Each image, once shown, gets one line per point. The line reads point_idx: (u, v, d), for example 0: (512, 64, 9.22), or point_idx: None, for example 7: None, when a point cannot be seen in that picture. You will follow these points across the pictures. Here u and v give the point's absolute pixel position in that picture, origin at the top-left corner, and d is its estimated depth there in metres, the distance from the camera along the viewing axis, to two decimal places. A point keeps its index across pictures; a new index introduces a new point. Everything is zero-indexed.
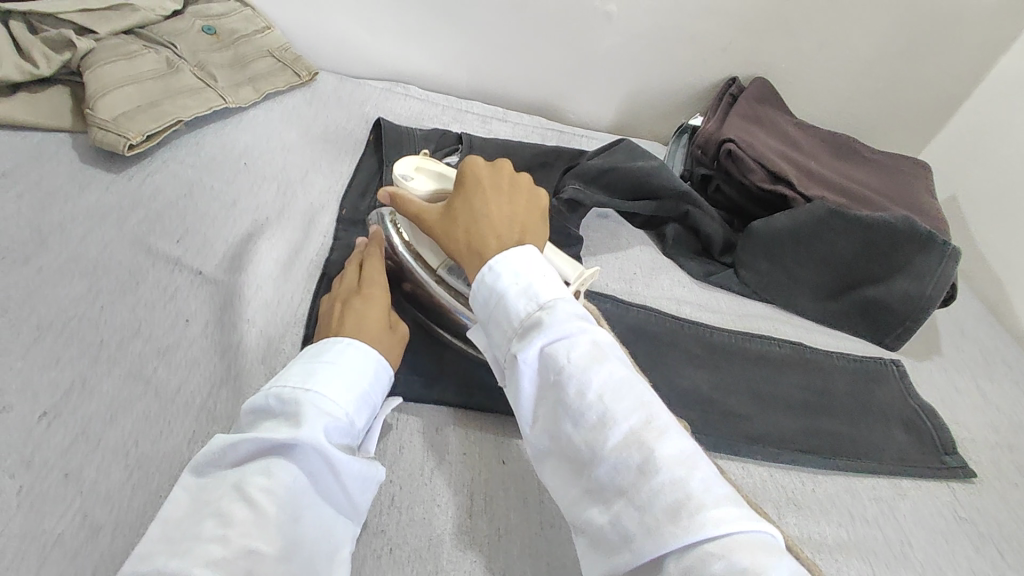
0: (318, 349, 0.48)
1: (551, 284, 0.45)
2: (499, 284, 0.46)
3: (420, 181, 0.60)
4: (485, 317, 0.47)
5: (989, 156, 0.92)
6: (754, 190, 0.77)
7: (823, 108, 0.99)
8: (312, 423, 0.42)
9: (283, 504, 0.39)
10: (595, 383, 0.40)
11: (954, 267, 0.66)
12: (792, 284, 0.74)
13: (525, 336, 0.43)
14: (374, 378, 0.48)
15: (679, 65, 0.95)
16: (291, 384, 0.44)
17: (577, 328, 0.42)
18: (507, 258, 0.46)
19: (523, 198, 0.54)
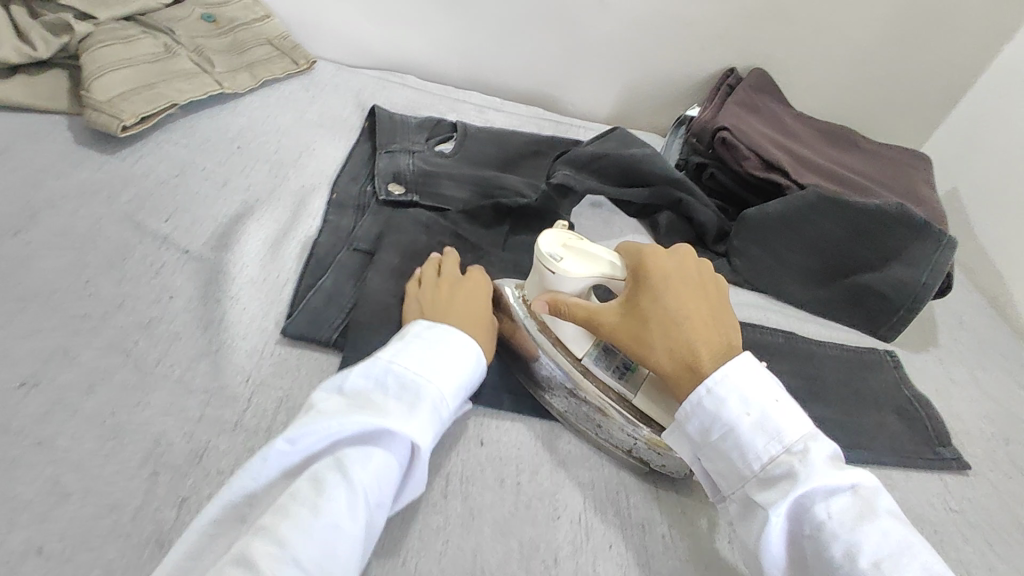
0: (430, 332, 0.49)
1: (792, 418, 0.44)
2: (732, 420, 0.45)
3: (570, 262, 0.53)
4: (713, 448, 0.46)
5: (990, 146, 0.90)
6: (748, 177, 0.77)
7: (823, 99, 0.98)
8: (415, 412, 0.43)
9: (375, 484, 0.40)
10: (869, 547, 0.39)
11: (949, 254, 0.66)
12: (784, 272, 0.73)
13: (772, 483, 0.43)
14: (473, 369, 0.49)
15: (677, 55, 0.95)
16: (412, 368, 0.45)
17: (839, 478, 0.42)
18: (735, 383, 0.45)
19: (709, 288, 0.53)
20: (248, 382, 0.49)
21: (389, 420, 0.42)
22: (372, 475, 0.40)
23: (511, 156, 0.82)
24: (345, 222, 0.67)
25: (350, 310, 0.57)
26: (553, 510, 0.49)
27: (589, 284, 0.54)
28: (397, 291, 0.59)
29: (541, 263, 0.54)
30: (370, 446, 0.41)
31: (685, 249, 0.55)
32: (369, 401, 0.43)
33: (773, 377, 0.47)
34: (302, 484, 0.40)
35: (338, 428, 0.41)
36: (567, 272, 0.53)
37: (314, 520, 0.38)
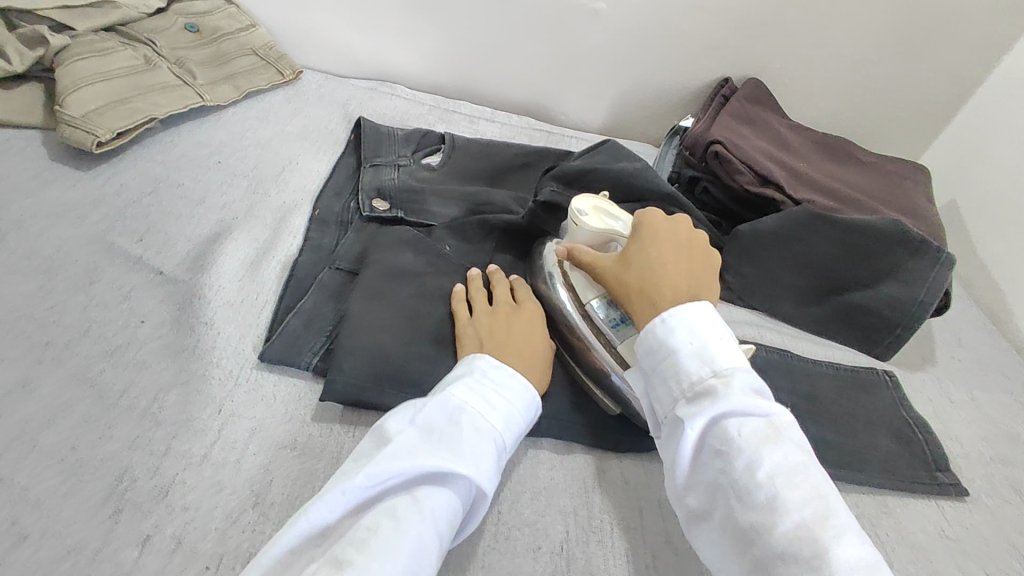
0: (497, 372, 0.50)
1: (730, 351, 0.47)
2: (673, 345, 0.48)
3: (591, 218, 0.62)
4: (651, 370, 0.49)
5: (987, 159, 0.89)
6: (741, 192, 0.75)
7: (818, 108, 0.97)
8: (489, 459, 0.44)
9: (446, 527, 0.41)
10: (768, 464, 0.42)
11: (947, 272, 0.64)
12: (777, 288, 0.71)
13: (696, 402, 0.46)
14: (531, 415, 0.50)
15: (670, 64, 0.93)
16: (475, 406, 0.46)
17: (754, 403, 0.44)
18: (692, 310, 0.49)
19: (698, 253, 0.57)
20: (219, 412, 0.47)
21: (467, 465, 0.43)
22: (446, 517, 0.41)
23: (500, 169, 0.81)
24: (327, 239, 0.65)
25: (330, 333, 0.55)
26: (535, 540, 0.48)
27: (601, 239, 0.61)
28: (377, 311, 0.57)
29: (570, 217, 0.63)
30: (447, 489, 0.42)
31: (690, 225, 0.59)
32: (445, 441, 0.44)
33: (723, 320, 0.50)
34: (376, 519, 0.39)
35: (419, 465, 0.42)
36: (584, 223, 0.61)
37: (396, 560, 0.38)
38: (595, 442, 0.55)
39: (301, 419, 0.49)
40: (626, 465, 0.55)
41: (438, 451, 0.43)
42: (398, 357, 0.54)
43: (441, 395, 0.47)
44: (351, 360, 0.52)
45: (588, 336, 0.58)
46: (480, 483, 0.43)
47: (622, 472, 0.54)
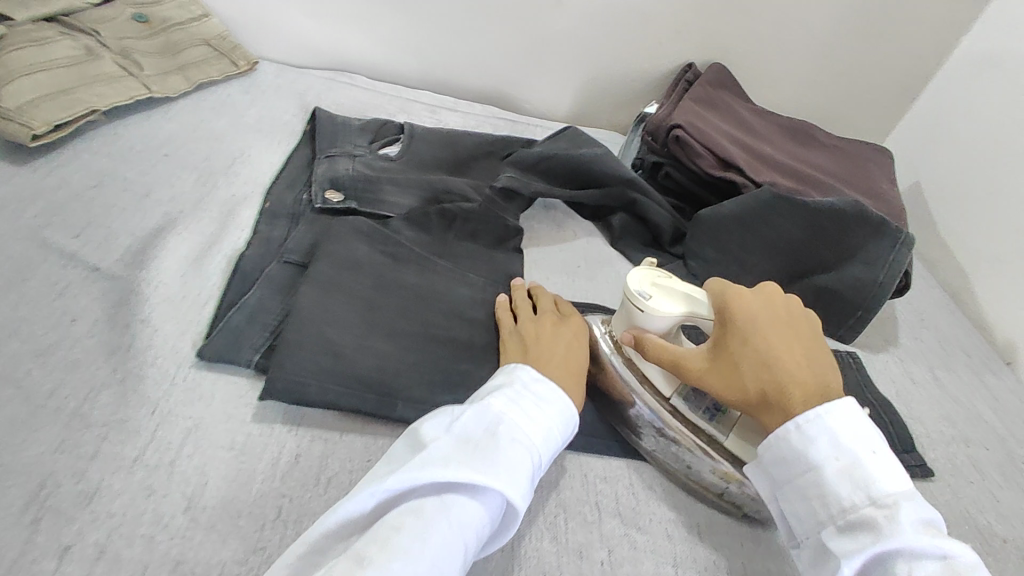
0: (537, 385, 0.49)
1: (890, 474, 0.42)
2: (817, 461, 0.44)
3: (659, 299, 0.54)
4: (792, 485, 0.45)
5: (949, 140, 0.89)
6: (703, 176, 0.74)
7: (784, 93, 0.96)
8: (524, 474, 0.43)
9: (469, 539, 0.40)
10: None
11: (908, 252, 0.64)
12: (740, 273, 0.70)
13: (851, 531, 0.41)
14: (566, 431, 0.49)
15: (634, 50, 0.92)
16: (513, 420, 0.45)
17: (930, 542, 0.39)
18: (830, 422, 0.44)
19: (801, 323, 0.51)
20: (154, 413, 0.45)
21: (501, 479, 0.41)
22: (470, 527, 0.40)
23: (461, 158, 0.79)
24: (276, 233, 0.63)
25: (274, 329, 0.53)
26: None
27: (675, 322, 0.54)
28: (327, 305, 0.55)
29: (629, 301, 0.55)
30: (476, 502, 0.41)
31: (775, 286, 0.53)
32: (480, 448, 0.42)
33: (880, 433, 0.45)
34: (400, 519, 0.39)
35: (452, 471, 0.40)
36: (658, 309, 0.53)
37: (416, 564, 0.37)
38: None
39: (241, 418, 0.47)
40: (584, 461, 0.54)
41: (472, 457, 0.42)
42: (346, 352, 0.52)
43: (484, 404, 0.45)
44: (296, 355, 0.50)
45: (636, 385, 0.56)
46: (512, 497, 0.41)
47: (579, 466, 0.53)
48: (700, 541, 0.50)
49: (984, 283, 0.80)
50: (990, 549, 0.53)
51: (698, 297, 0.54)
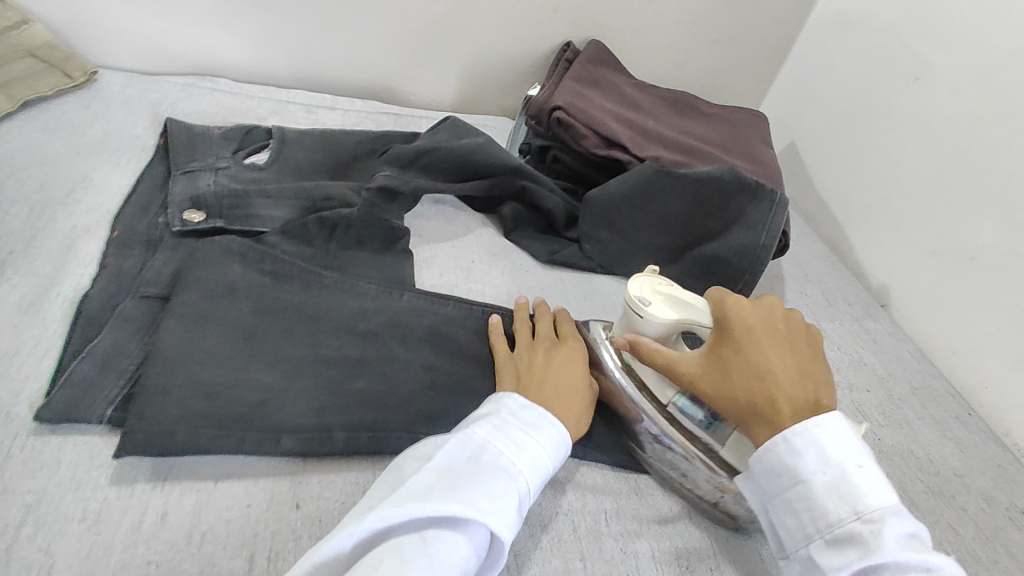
0: (527, 412, 0.47)
1: (875, 487, 0.41)
2: (804, 475, 0.43)
3: (658, 306, 0.54)
4: (777, 496, 0.44)
5: (818, 99, 0.93)
6: (590, 157, 0.74)
7: (664, 65, 0.98)
8: (510, 505, 0.41)
9: None
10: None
11: (783, 211, 0.67)
12: (632, 250, 0.71)
13: (837, 547, 0.40)
14: (558, 457, 0.47)
15: (512, 31, 0.90)
16: (498, 449, 0.44)
17: (915, 558, 0.38)
18: (817, 433, 0.43)
19: (800, 336, 0.49)
20: None
21: (483, 512, 0.40)
22: (454, 563, 0.38)
23: (340, 159, 0.74)
24: (129, 264, 0.57)
25: (133, 374, 0.48)
26: None
27: (672, 330, 0.53)
28: (194, 339, 0.50)
29: (628, 306, 0.55)
30: (458, 535, 0.39)
31: (779, 304, 0.51)
32: (463, 481, 0.41)
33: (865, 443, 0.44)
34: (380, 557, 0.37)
35: (435, 503, 0.39)
36: (654, 317, 0.53)
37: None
38: None
39: (93, 483, 0.43)
40: None
41: (456, 489, 0.40)
42: (217, 391, 0.48)
43: (466, 434, 0.44)
44: (155, 403, 0.45)
45: (635, 394, 0.54)
46: (497, 528, 0.40)
47: None
48: (608, 528, 0.50)
49: (856, 232, 0.84)
50: None
51: (699, 306, 0.53)
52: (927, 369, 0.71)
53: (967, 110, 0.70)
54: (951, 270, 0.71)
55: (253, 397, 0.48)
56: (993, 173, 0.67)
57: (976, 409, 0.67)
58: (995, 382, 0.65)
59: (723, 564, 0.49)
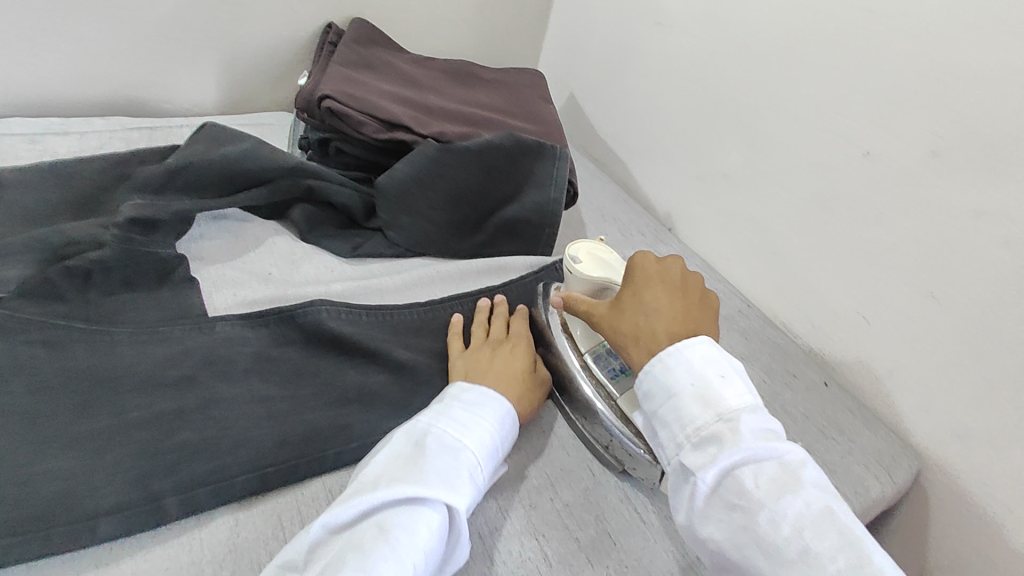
0: (467, 394, 0.52)
1: (735, 390, 0.46)
2: (673, 388, 0.47)
3: (587, 266, 0.60)
4: (656, 415, 0.48)
5: (583, 50, 0.99)
6: (374, 143, 0.71)
7: (437, 37, 0.97)
8: (461, 476, 0.46)
9: (423, 541, 0.42)
10: (784, 518, 0.41)
11: (566, 165, 0.72)
12: (435, 230, 0.70)
13: (703, 448, 0.44)
14: (505, 429, 0.52)
15: (265, 19, 0.83)
16: (443, 428, 0.49)
17: (767, 448, 0.43)
18: (686, 351, 0.48)
19: (695, 291, 0.55)
20: None
21: (436, 484, 0.45)
22: (421, 531, 0.42)
23: (84, 193, 0.64)
24: None
25: None
26: None
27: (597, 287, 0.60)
28: None
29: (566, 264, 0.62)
30: (419, 507, 0.44)
31: (679, 262, 0.57)
32: (417, 463, 0.46)
33: (728, 358, 0.49)
34: (343, 546, 0.41)
35: (390, 491, 0.44)
36: (583, 274, 0.60)
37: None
38: (281, 472, 0.50)
39: None
40: (331, 477, 0.52)
41: (408, 476, 0.45)
42: None
43: (413, 424, 0.49)
44: None
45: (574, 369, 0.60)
46: (451, 504, 0.44)
47: (323, 485, 0.51)
48: None
49: (637, 169, 0.93)
50: None
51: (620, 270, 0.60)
52: (710, 276, 0.81)
53: (696, 46, 0.79)
54: (711, 187, 0.81)
55: (36, 496, 0.43)
56: (726, 98, 0.76)
57: (752, 302, 0.78)
58: (758, 276, 0.77)
59: (561, 492, 0.55)
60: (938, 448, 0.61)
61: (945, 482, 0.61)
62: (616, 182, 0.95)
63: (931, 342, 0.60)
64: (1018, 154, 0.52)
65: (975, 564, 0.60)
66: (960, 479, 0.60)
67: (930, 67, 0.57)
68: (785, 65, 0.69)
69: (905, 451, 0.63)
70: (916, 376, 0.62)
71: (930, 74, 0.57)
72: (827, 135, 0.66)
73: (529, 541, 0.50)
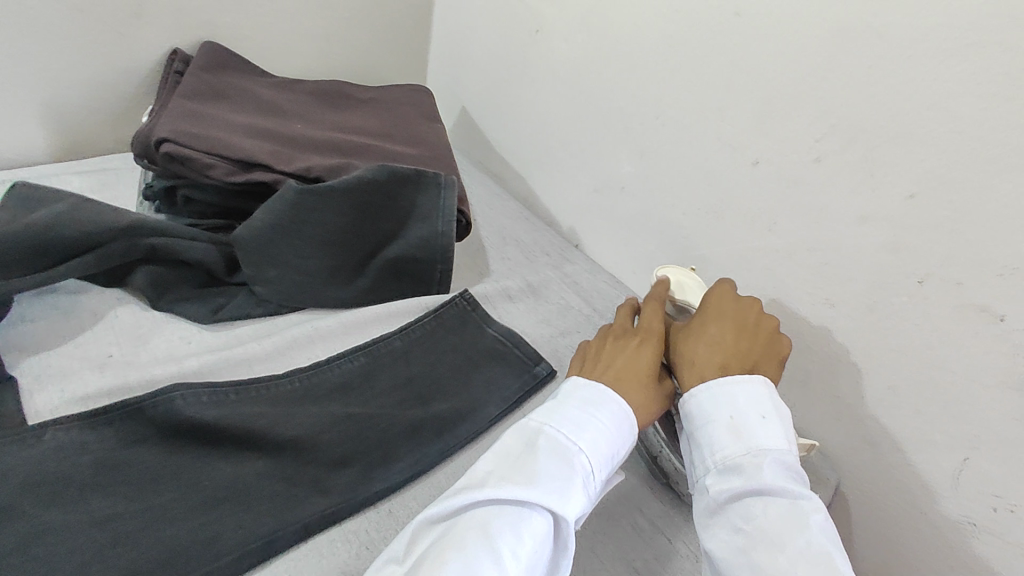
0: (585, 390, 0.48)
1: (772, 429, 0.44)
2: (709, 413, 0.46)
3: (675, 288, 0.60)
4: (690, 435, 0.47)
5: (468, 62, 0.93)
6: (228, 188, 0.63)
7: (306, 56, 0.89)
8: (569, 484, 0.42)
9: (514, 552, 0.38)
10: (782, 554, 0.39)
11: (452, 193, 0.66)
12: (310, 281, 0.62)
13: (724, 475, 0.44)
14: (625, 434, 0.46)
15: (93, 50, 0.72)
16: (556, 429, 0.44)
17: (785, 491, 0.42)
18: (735, 382, 0.47)
19: (766, 329, 0.52)
20: None
21: (536, 491, 0.40)
22: (512, 540, 0.39)
23: None
24: None
25: None
26: None
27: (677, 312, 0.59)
28: None
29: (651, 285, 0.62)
30: (517, 515, 0.40)
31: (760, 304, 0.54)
32: (522, 464, 0.42)
33: (781, 400, 0.47)
34: (441, 543, 0.39)
35: (499, 490, 0.40)
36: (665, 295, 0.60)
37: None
38: None
39: None
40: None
41: (518, 478, 0.41)
42: None
43: (525, 422, 0.46)
44: None
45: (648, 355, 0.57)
46: (561, 515, 0.40)
47: None
48: None
49: (536, 184, 0.88)
50: None
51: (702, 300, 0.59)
52: (620, 293, 0.77)
53: (577, 55, 0.75)
54: (611, 200, 0.77)
55: None
56: (614, 108, 0.73)
57: None
58: None
59: None
60: (855, 456, 0.60)
61: (864, 490, 0.60)
62: (516, 199, 0.90)
63: (836, 348, 0.58)
64: (897, 156, 0.51)
65: (902, 568, 0.59)
66: (878, 485, 0.59)
67: (804, 71, 0.55)
68: (665, 74, 0.66)
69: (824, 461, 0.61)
70: (826, 386, 0.60)
71: (805, 78, 0.55)
72: (715, 144, 0.63)
73: None
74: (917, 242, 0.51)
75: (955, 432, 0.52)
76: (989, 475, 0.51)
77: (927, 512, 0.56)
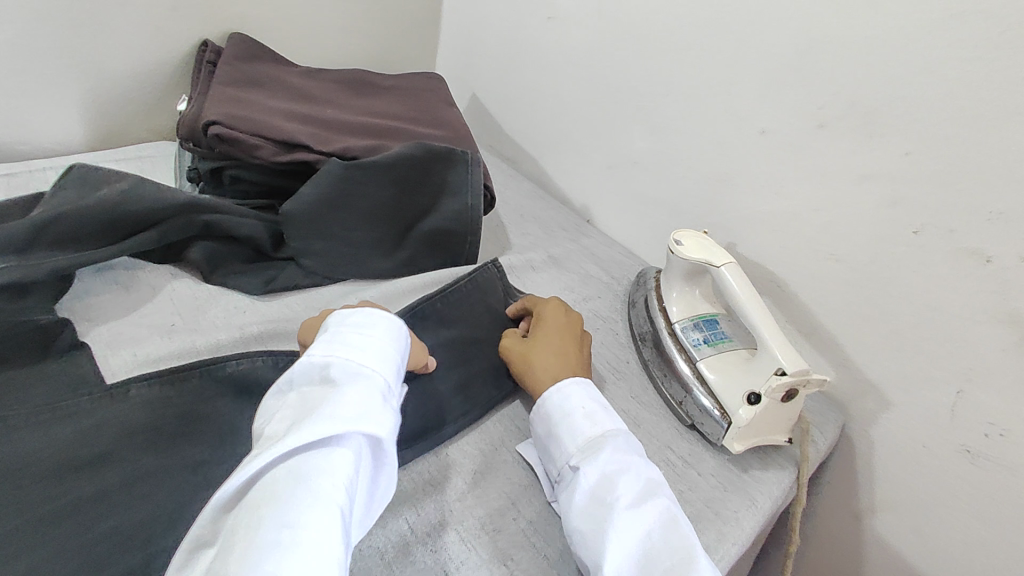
0: (356, 317, 0.48)
1: (613, 418, 0.53)
2: (566, 409, 0.53)
3: (690, 246, 0.63)
4: (549, 433, 0.53)
5: (479, 50, 0.98)
6: (273, 167, 0.67)
7: (326, 46, 0.92)
8: (365, 399, 0.42)
9: (336, 474, 0.38)
10: (636, 516, 0.45)
11: (479, 168, 0.70)
12: (352, 252, 0.67)
13: (586, 457, 0.50)
14: (400, 349, 0.49)
15: (129, 42, 0.75)
16: (343, 355, 0.44)
17: (633, 461, 0.49)
18: (571, 385, 0.55)
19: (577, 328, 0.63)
20: None
21: (336, 412, 0.40)
22: (329, 465, 0.38)
23: None
24: None
25: None
26: None
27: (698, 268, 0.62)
28: None
29: (668, 245, 0.65)
30: (328, 443, 0.39)
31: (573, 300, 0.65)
32: (317, 396, 0.42)
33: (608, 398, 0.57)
34: (253, 508, 0.36)
35: (300, 425, 0.39)
36: (682, 254, 0.63)
37: (287, 530, 0.35)
38: None
39: None
40: None
41: (317, 407, 0.41)
42: None
43: (305, 357, 0.44)
44: None
45: (658, 323, 0.65)
46: (368, 433, 0.40)
47: None
48: (413, 534, 0.48)
49: (549, 164, 0.93)
50: (618, 373, 0.65)
51: (722, 254, 0.61)
52: (634, 262, 0.82)
53: (589, 39, 0.80)
54: (623, 176, 0.82)
55: None
56: (625, 88, 0.78)
57: None
58: None
59: (524, 509, 0.52)
60: (859, 400, 0.65)
61: (867, 430, 0.66)
62: (529, 180, 0.95)
63: (840, 300, 0.64)
64: (894, 121, 0.56)
65: (905, 498, 0.65)
66: (881, 424, 0.64)
67: (807, 46, 0.60)
68: (675, 53, 0.71)
69: (830, 405, 0.67)
70: (831, 336, 0.66)
71: (807, 53, 0.60)
72: (723, 117, 0.68)
73: (501, 567, 0.47)
74: (914, 197, 0.57)
75: (951, 368, 0.58)
76: (982, 405, 0.57)
77: (926, 445, 0.62)
